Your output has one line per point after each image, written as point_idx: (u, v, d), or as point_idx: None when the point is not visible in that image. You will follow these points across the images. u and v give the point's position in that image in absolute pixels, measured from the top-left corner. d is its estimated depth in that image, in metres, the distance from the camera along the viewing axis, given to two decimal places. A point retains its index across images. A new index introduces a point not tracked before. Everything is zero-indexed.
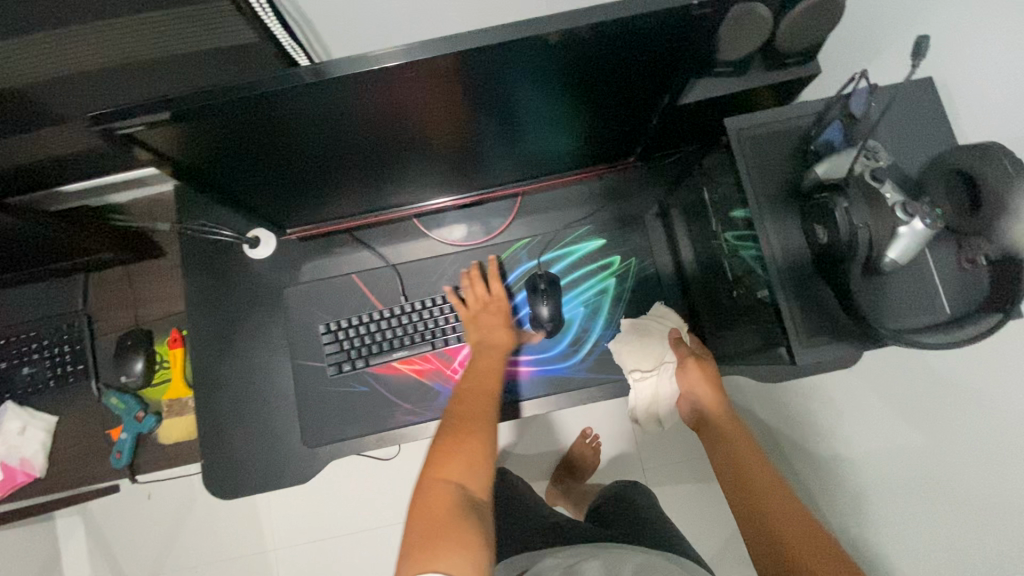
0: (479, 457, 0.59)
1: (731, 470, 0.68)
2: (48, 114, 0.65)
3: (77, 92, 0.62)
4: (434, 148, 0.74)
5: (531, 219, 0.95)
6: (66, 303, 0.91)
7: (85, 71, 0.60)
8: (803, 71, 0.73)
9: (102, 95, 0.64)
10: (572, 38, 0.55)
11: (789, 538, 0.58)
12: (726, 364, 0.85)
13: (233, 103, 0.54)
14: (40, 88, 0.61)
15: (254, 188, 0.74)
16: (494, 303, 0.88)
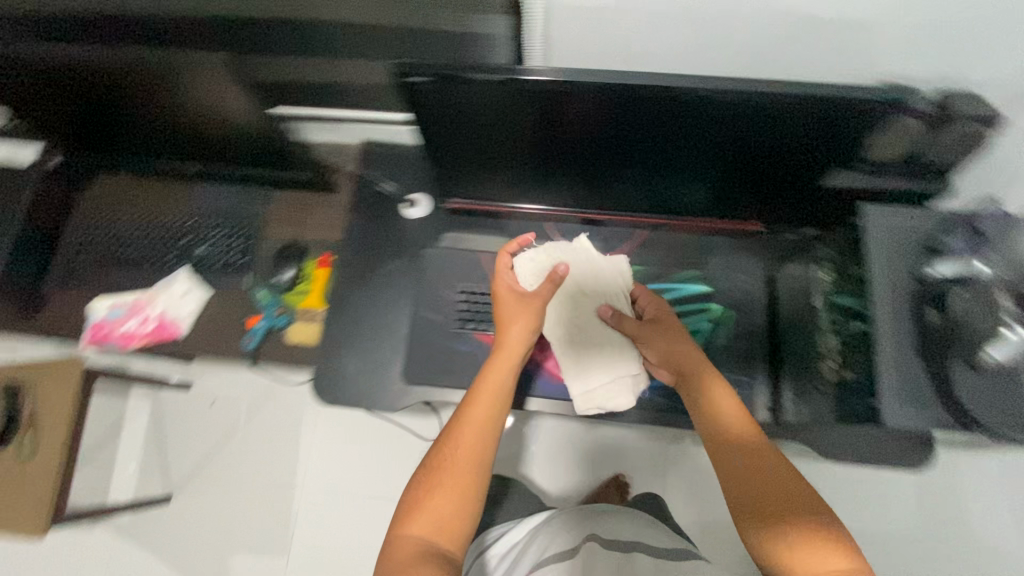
0: (447, 513, 0.62)
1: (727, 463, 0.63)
2: (320, 47, 0.78)
3: (355, 40, 0.78)
4: (603, 166, 0.88)
5: (648, 250, 1.03)
6: (247, 207, 1.09)
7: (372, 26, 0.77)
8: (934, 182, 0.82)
9: (366, 47, 0.78)
10: (763, 102, 0.69)
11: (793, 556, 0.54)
12: (780, 426, 0.94)
13: (492, 84, 0.70)
14: (329, 26, 0.76)
15: (451, 157, 0.89)
16: (533, 298, 0.81)
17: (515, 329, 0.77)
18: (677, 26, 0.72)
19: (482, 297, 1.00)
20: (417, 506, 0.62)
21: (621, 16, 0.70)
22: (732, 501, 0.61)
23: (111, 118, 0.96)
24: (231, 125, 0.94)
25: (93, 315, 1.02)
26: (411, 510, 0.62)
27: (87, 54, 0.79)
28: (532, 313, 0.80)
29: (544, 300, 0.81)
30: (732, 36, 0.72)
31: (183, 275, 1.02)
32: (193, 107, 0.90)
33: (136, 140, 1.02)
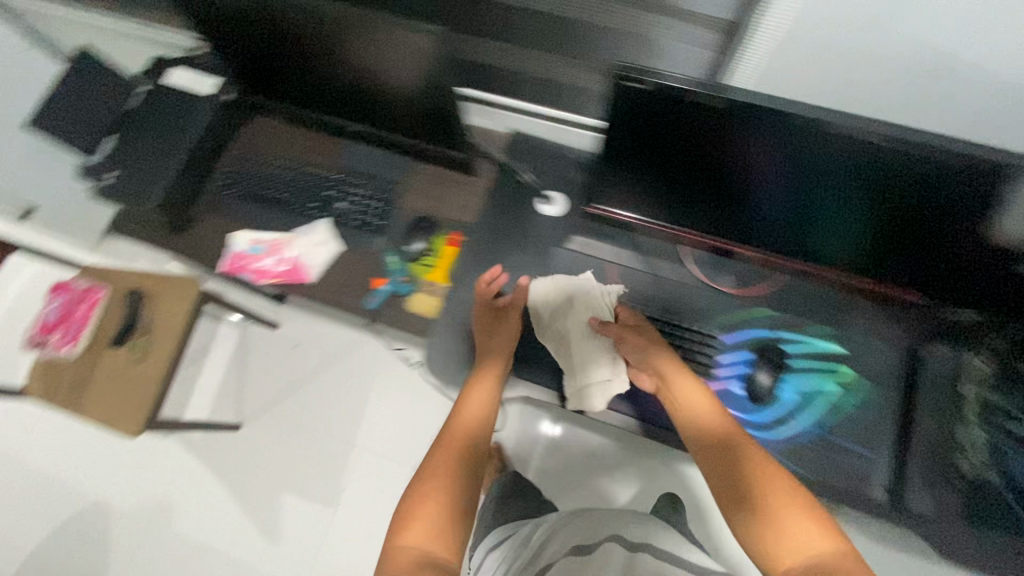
0: (436, 519, 0.68)
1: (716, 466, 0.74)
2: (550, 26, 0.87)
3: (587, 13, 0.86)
4: (773, 202, 0.83)
5: (785, 296, 0.98)
6: (389, 172, 1.12)
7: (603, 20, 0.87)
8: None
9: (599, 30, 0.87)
10: (996, 175, 0.64)
11: (780, 531, 0.64)
12: (904, 514, 0.88)
13: (712, 100, 0.68)
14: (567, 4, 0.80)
15: (619, 163, 0.86)
16: (505, 312, 0.97)
17: (490, 342, 0.94)
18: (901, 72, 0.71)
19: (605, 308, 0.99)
20: (411, 513, 0.69)
21: (848, 53, 0.69)
22: (723, 488, 0.72)
23: (298, 66, 1.02)
24: (407, 91, 0.98)
25: (234, 245, 1.08)
26: (402, 522, 0.69)
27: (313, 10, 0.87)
28: (506, 325, 0.96)
29: (517, 315, 0.97)
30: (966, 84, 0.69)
31: (324, 226, 1.08)
32: (379, 74, 0.96)
33: (313, 94, 1.08)
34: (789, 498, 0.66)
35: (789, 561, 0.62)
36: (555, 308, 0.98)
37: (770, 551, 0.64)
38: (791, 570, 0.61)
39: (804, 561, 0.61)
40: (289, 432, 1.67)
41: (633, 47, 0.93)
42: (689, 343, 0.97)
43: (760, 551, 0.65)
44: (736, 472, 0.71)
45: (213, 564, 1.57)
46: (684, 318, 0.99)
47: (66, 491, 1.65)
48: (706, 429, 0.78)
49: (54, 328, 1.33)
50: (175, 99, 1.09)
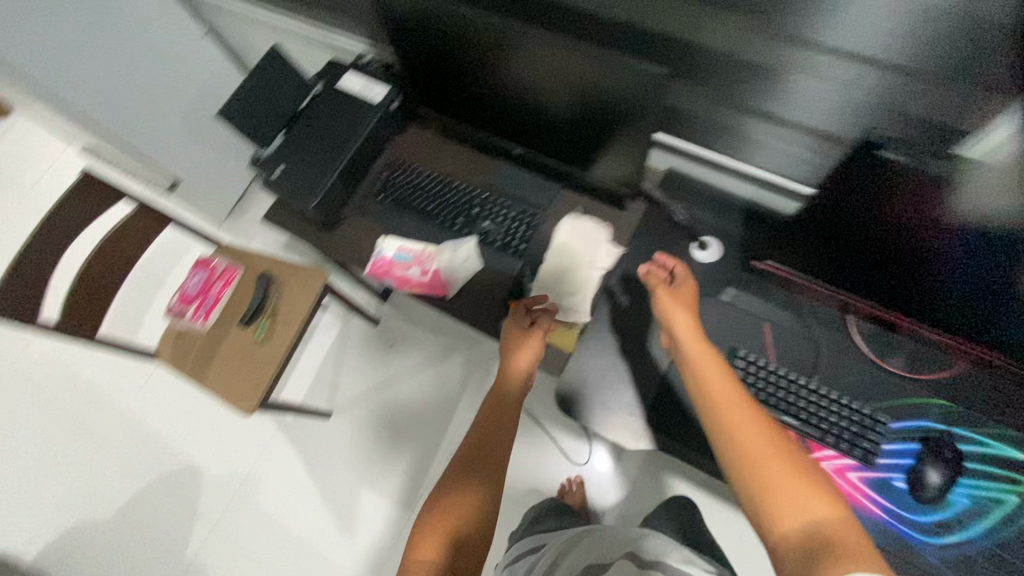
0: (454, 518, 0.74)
1: (718, 427, 0.67)
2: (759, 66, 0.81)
3: (799, 68, 0.78)
4: (960, 291, 0.77)
5: (964, 389, 0.89)
6: (538, 197, 1.11)
7: (814, 77, 0.78)
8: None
9: (812, 81, 0.79)
10: None
11: (780, 496, 0.59)
12: None
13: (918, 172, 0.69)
14: (792, 47, 0.76)
15: (812, 229, 0.87)
16: (534, 331, 0.96)
17: (511, 367, 0.96)
18: None
19: (760, 370, 0.93)
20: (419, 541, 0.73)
21: None
22: (719, 443, 0.67)
23: (470, 85, 1.04)
24: (573, 117, 0.95)
25: (381, 251, 1.10)
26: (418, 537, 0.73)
27: (491, 25, 0.87)
28: (532, 342, 0.95)
29: (539, 339, 0.96)
30: None
31: (469, 243, 1.07)
32: (542, 93, 0.95)
33: (477, 105, 1.08)
34: (795, 470, 0.60)
35: (786, 526, 0.57)
36: (574, 242, 1.04)
37: (767, 514, 0.59)
38: (787, 534, 0.57)
39: (802, 526, 0.56)
40: (374, 429, 1.69)
41: (840, 104, 0.80)
42: (853, 427, 0.88)
43: (760, 515, 0.60)
44: (740, 435, 0.65)
45: (282, 548, 1.61)
46: (845, 394, 0.92)
47: (167, 449, 1.75)
48: (711, 388, 0.71)
49: (191, 299, 1.41)
50: (346, 102, 1.14)
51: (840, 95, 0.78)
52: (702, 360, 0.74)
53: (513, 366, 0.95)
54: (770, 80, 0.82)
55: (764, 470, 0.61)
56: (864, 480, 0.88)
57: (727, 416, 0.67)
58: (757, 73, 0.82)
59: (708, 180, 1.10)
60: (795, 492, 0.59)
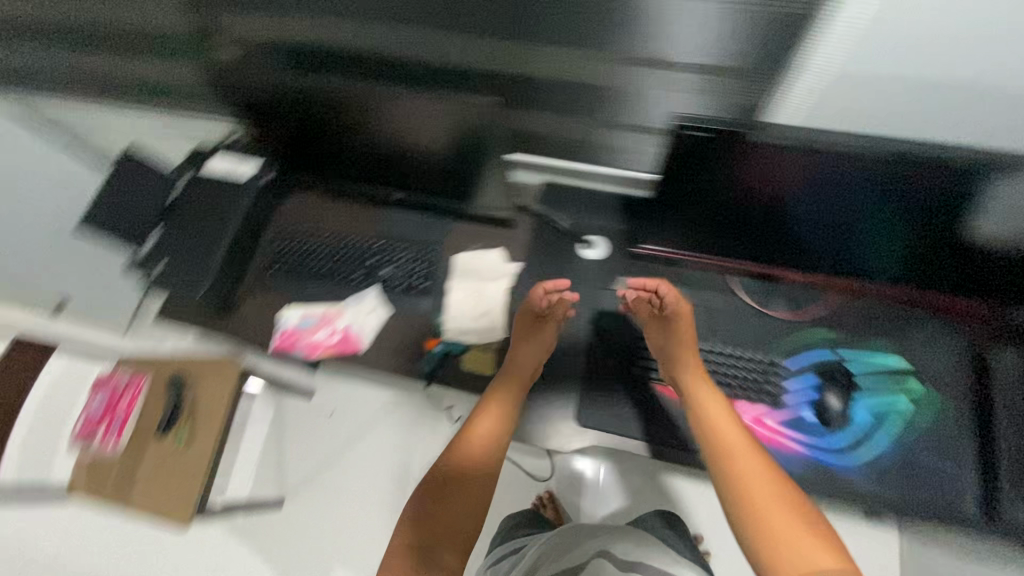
0: (443, 520, 0.75)
1: (724, 467, 0.72)
2: (573, 80, 0.85)
3: (606, 76, 0.81)
4: (794, 232, 0.91)
5: (841, 315, 0.98)
6: (430, 234, 1.14)
7: (622, 81, 0.82)
8: (976, 184, 0.72)
9: (623, 84, 0.83)
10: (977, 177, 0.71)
11: (781, 544, 0.61)
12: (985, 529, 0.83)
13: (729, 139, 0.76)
14: (593, 60, 0.79)
15: (667, 204, 0.97)
16: (546, 321, 0.95)
17: (526, 351, 0.95)
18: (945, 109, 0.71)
19: None
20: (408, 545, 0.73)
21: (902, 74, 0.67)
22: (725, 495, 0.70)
23: (335, 146, 1.09)
24: (436, 161, 1.04)
25: (285, 321, 1.08)
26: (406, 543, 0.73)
27: (348, 84, 0.93)
28: (547, 331, 0.96)
29: (553, 332, 0.96)
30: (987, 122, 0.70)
31: (373, 295, 1.08)
32: (408, 144, 1.02)
33: (348, 160, 1.12)
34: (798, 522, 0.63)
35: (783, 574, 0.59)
36: (471, 267, 1.07)
37: (769, 566, 0.61)
38: None
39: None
40: None
41: (661, 100, 0.84)
42: (755, 376, 0.97)
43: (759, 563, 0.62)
44: (745, 472, 0.69)
45: None
46: (744, 347, 0.99)
47: None
48: (721, 432, 0.76)
49: (95, 424, 1.17)
50: (216, 185, 1.13)
51: (655, 90, 0.82)
52: (712, 411, 0.79)
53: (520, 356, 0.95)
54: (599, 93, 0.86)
55: (765, 511, 0.65)
56: (780, 423, 0.94)
57: (732, 459, 0.72)
58: (580, 89, 0.87)
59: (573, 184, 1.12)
60: (797, 540, 0.61)
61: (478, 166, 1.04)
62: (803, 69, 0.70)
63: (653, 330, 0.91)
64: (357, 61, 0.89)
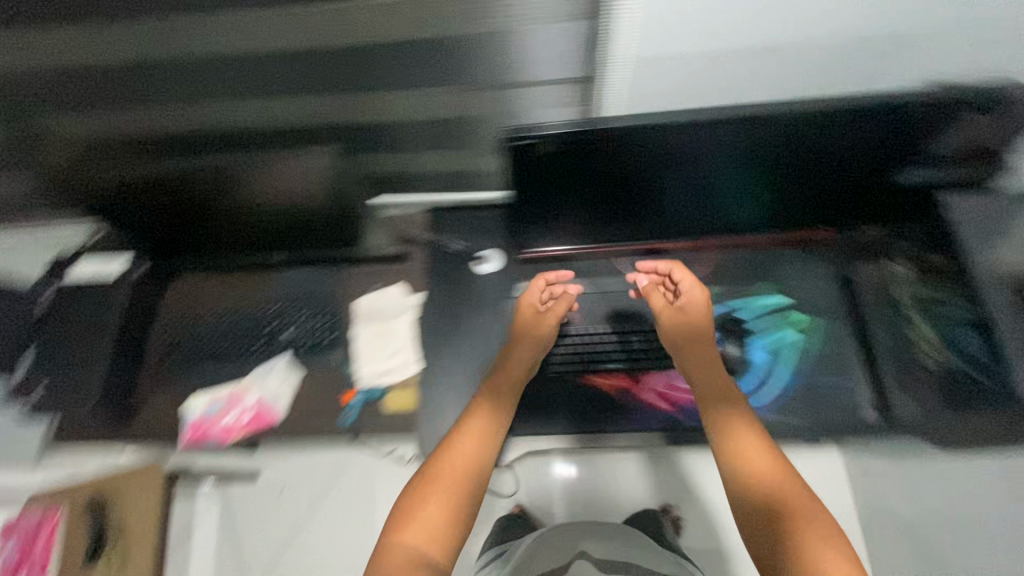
0: (439, 518, 0.69)
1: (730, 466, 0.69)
2: (406, 114, 0.87)
3: (434, 103, 0.85)
4: (660, 205, 0.97)
5: (723, 270, 1.05)
6: (326, 286, 1.12)
7: (451, 102, 0.85)
8: (933, 120, 0.76)
9: (456, 107, 0.86)
10: (789, 121, 0.77)
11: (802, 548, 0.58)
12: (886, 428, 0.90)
13: (561, 140, 0.79)
14: (417, 91, 0.82)
15: (537, 209, 0.98)
16: (546, 312, 0.95)
17: (528, 338, 0.93)
18: (738, 70, 0.75)
19: (572, 339, 1.04)
20: (406, 521, 0.69)
21: (684, 60, 0.73)
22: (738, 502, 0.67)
23: (201, 222, 1.06)
24: (305, 210, 1.03)
25: (191, 413, 1.04)
26: (402, 521, 0.69)
27: (204, 162, 0.92)
28: (549, 321, 0.95)
29: (554, 322, 0.94)
30: (776, 76, 0.77)
31: (282, 362, 1.06)
32: (271, 202, 1.00)
33: (221, 235, 1.09)
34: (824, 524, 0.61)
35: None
36: (372, 310, 1.08)
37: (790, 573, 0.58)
38: None
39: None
40: None
41: (499, 116, 0.88)
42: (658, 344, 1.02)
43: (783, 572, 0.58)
44: (757, 472, 0.67)
45: None
46: (647, 321, 1.04)
47: None
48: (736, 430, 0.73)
49: None
50: (92, 292, 1.09)
51: (488, 103, 0.86)
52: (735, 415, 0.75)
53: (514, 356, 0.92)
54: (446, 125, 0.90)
55: (774, 513, 0.63)
56: None
57: (744, 453, 0.69)
58: (423, 125, 0.90)
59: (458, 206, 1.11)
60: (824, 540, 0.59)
61: (347, 205, 1.04)
62: (605, 63, 0.76)
63: (665, 314, 0.89)
64: (202, 137, 0.88)
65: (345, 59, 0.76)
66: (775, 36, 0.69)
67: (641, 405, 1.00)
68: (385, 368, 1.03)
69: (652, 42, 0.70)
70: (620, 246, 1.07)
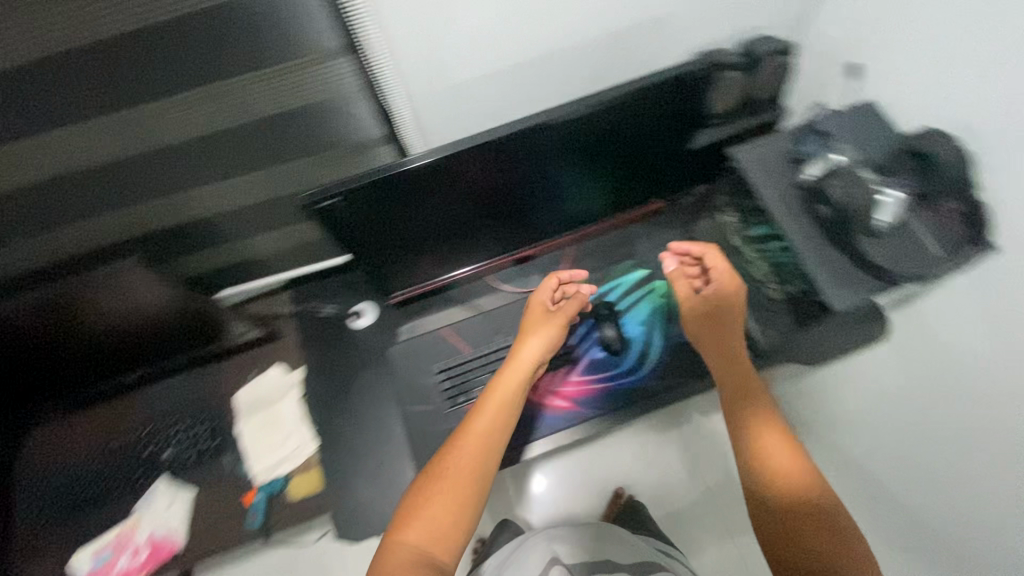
0: (445, 520, 0.60)
1: (753, 462, 0.69)
2: (218, 203, 0.84)
3: (243, 187, 0.83)
4: (507, 220, 0.99)
5: (582, 262, 1.15)
6: (198, 390, 1.05)
7: (255, 177, 0.82)
8: (703, 84, 0.84)
9: (266, 182, 0.84)
10: (581, 116, 0.82)
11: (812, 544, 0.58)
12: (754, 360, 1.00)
13: (365, 187, 0.77)
14: (218, 180, 0.80)
15: (387, 261, 0.96)
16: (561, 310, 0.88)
17: (541, 334, 0.83)
18: (527, 82, 0.84)
19: (457, 370, 1.03)
20: (414, 516, 0.60)
21: (465, 76, 0.77)
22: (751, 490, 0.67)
23: (37, 368, 0.97)
24: (145, 326, 0.95)
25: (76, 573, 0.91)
26: (404, 516, 0.61)
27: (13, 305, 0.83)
28: (564, 317, 0.87)
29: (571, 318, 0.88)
30: (557, 75, 0.85)
31: (164, 485, 0.97)
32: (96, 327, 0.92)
33: (69, 372, 1.01)
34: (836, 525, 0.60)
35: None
36: (252, 400, 1.02)
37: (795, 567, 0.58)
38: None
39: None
40: None
41: (314, 180, 0.87)
42: None
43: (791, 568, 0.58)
44: (773, 458, 0.67)
45: None
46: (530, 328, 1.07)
47: None
48: (759, 426, 0.72)
49: None
50: None
51: (297, 172, 0.84)
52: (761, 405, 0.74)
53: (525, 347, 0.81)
54: (275, 204, 0.89)
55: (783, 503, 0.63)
56: (583, 374, 1.04)
57: (764, 445, 0.69)
58: (241, 212, 0.88)
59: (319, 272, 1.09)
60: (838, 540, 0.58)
61: (189, 302, 0.95)
62: (392, 104, 0.78)
63: (687, 300, 0.89)
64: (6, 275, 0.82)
65: (137, 164, 0.74)
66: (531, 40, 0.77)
67: (542, 411, 1.03)
68: (281, 456, 0.98)
69: (422, 71, 0.74)
70: (489, 266, 1.08)
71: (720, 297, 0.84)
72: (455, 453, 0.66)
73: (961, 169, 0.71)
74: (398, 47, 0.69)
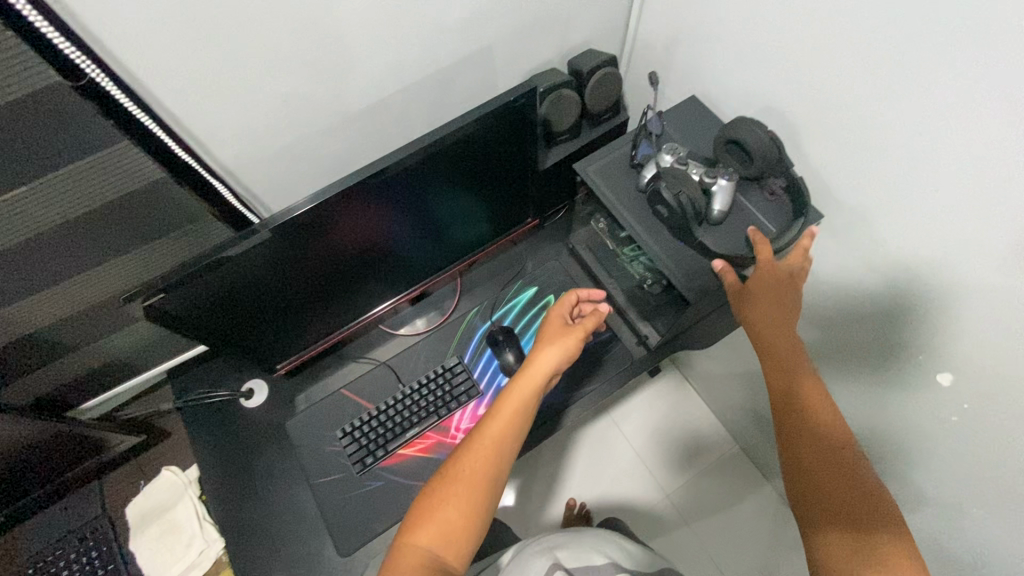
0: (458, 524, 0.58)
1: (802, 451, 0.63)
2: (59, 309, 0.78)
3: (82, 289, 0.78)
4: (382, 267, 0.96)
5: (474, 292, 1.13)
6: (86, 512, 0.97)
7: (94, 275, 0.77)
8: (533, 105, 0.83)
9: (108, 276, 0.79)
10: (422, 158, 0.80)
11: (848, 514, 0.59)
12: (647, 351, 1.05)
13: (202, 270, 0.72)
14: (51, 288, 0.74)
15: (260, 336, 0.90)
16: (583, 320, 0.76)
17: (562, 349, 0.72)
18: (363, 128, 0.84)
19: (362, 428, 0.98)
20: (426, 518, 0.58)
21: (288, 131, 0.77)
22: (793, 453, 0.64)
23: None
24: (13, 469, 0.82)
25: None
26: (415, 518, 0.59)
27: None
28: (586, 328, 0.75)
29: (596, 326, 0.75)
30: (395, 118, 0.86)
31: None
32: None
33: None
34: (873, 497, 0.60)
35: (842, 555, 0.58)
36: (146, 511, 1.01)
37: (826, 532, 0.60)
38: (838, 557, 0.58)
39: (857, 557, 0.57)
40: None
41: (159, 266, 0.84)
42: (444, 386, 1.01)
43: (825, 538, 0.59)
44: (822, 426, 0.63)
45: None
46: (431, 368, 1.04)
47: None
48: (809, 405, 0.65)
49: None
50: None
51: (136, 260, 0.80)
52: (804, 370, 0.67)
53: (543, 359, 0.70)
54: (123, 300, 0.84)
55: (817, 478, 0.61)
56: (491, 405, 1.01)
57: (812, 405, 0.65)
58: (88, 314, 0.82)
59: (197, 357, 1.04)
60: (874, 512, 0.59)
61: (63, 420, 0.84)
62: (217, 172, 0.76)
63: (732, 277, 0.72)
64: None
65: None
66: (353, 89, 0.76)
67: None
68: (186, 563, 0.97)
69: (241, 133, 0.73)
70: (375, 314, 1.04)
71: (771, 276, 0.71)
72: (469, 459, 0.62)
73: (777, 149, 0.76)
74: (196, 114, 0.67)
